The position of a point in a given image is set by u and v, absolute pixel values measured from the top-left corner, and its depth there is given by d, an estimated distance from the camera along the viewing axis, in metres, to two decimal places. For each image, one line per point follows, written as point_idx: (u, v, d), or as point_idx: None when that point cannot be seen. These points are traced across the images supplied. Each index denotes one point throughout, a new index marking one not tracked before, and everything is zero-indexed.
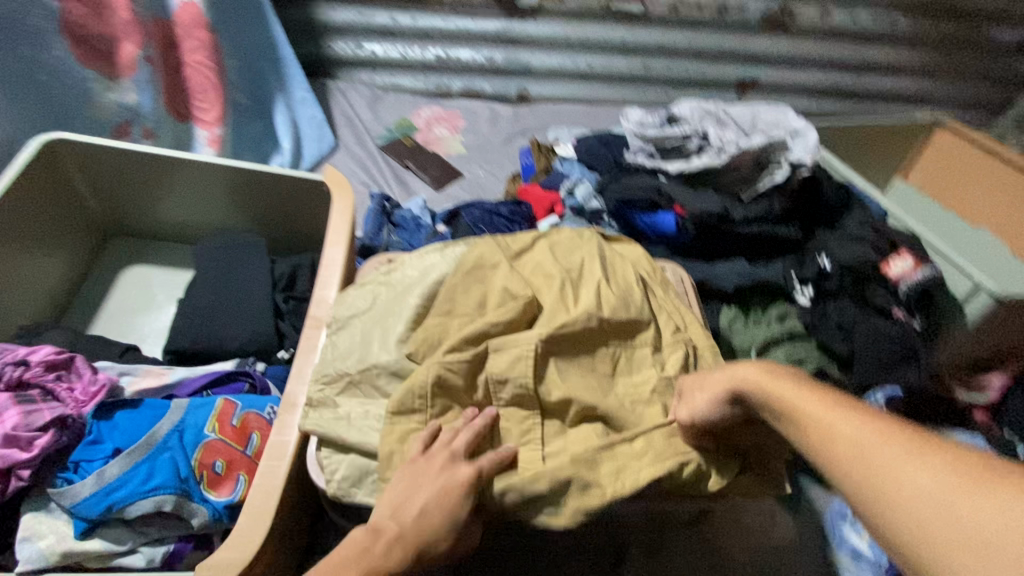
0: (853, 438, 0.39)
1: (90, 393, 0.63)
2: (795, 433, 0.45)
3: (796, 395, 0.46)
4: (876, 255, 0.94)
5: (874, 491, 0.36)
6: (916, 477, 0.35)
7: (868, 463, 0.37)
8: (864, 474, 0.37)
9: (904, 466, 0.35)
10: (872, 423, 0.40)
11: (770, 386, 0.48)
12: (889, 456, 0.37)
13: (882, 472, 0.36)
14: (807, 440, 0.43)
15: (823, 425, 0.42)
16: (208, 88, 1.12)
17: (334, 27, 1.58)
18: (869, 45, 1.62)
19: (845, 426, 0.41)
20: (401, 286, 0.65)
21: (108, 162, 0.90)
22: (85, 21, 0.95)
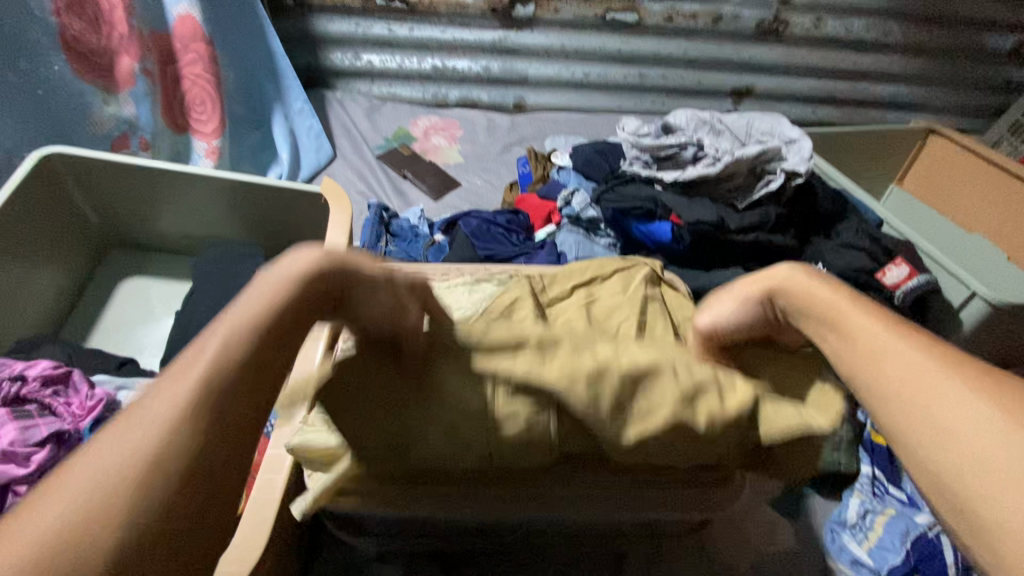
0: (901, 370, 0.35)
1: (87, 407, 0.62)
2: (831, 344, 0.41)
3: (824, 297, 0.43)
4: (872, 262, 0.95)
5: (923, 420, 0.33)
6: (969, 422, 0.31)
7: (920, 394, 0.34)
8: (905, 400, 0.34)
9: (956, 406, 0.32)
10: (931, 352, 0.36)
11: (810, 295, 0.44)
12: (941, 393, 0.33)
13: (934, 406, 0.33)
14: (845, 362, 0.39)
15: (868, 345, 0.38)
16: (206, 100, 1.13)
17: (332, 38, 1.59)
18: (862, 53, 1.63)
19: (898, 352, 0.36)
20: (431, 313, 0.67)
21: (107, 176, 0.90)
22: (83, 35, 0.94)
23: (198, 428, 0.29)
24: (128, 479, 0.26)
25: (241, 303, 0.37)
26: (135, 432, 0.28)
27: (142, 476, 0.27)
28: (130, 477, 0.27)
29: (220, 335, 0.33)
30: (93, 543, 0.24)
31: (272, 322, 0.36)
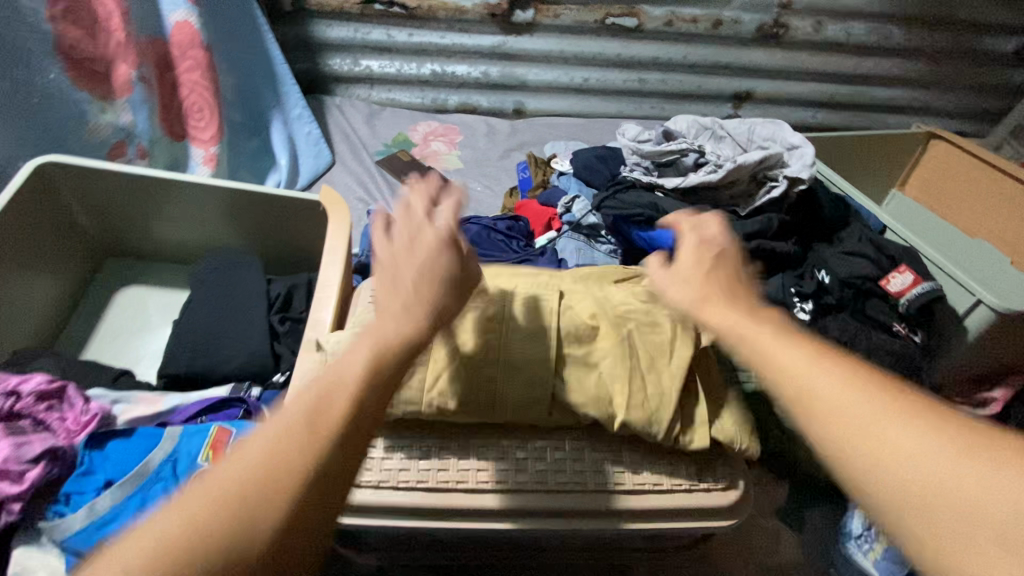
0: (847, 406, 0.36)
1: (82, 422, 0.62)
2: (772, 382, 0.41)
3: (737, 317, 0.47)
4: (876, 270, 0.94)
5: (881, 458, 0.33)
6: (921, 456, 0.32)
7: (872, 431, 0.34)
8: (857, 438, 0.34)
9: (909, 440, 0.33)
10: (869, 385, 0.37)
11: (747, 332, 0.45)
12: (894, 427, 0.34)
13: (887, 443, 0.33)
14: (794, 396, 0.39)
15: (812, 383, 0.38)
16: (204, 106, 1.12)
17: (331, 44, 1.59)
18: (862, 57, 1.63)
19: (838, 386, 0.37)
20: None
21: (103, 184, 0.90)
22: (79, 43, 0.94)
23: (287, 463, 0.35)
24: (226, 515, 0.32)
25: (359, 346, 0.43)
26: (243, 461, 0.34)
27: (234, 507, 0.32)
28: (223, 512, 0.32)
29: (336, 378, 0.40)
30: None
31: (369, 375, 0.41)
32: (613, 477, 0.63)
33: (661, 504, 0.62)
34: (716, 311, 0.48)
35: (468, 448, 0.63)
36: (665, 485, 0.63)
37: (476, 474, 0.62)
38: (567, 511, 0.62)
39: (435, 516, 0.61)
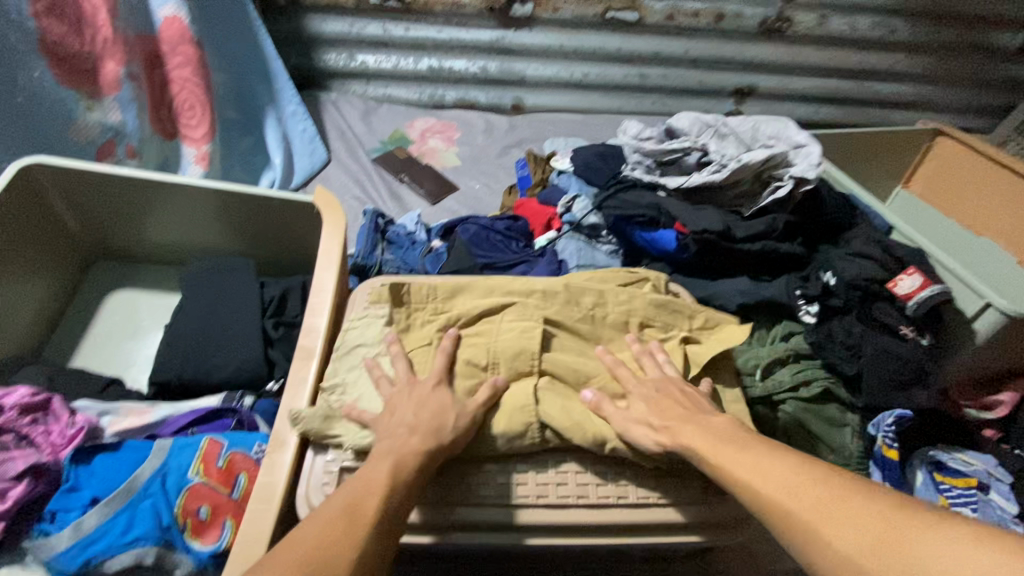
0: (794, 500, 0.48)
1: (68, 436, 0.59)
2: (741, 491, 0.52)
3: (698, 434, 0.57)
4: (884, 273, 0.92)
5: (822, 538, 0.44)
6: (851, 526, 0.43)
7: (809, 519, 0.46)
8: (805, 527, 0.46)
9: (845, 523, 0.44)
10: (805, 474, 0.49)
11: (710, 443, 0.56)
12: (829, 510, 0.45)
13: (824, 526, 0.45)
14: (759, 503, 0.50)
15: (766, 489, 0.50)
16: (195, 104, 1.10)
17: (326, 39, 1.56)
18: (866, 52, 1.60)
19: (787, 485, 0.49)
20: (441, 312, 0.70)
21: (91, 187, 0.87)
22: (64, 40, 0.91)
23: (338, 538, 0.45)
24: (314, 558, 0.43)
25: (382, 460, 0.54)
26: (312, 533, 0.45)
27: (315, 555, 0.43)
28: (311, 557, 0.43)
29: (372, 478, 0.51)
30: None
31: (393, 482, 0.51)
32: (611, 492, 0.61)
33: (661, 520, 0.61)
34: (677, 416, 0.59)
35: (466, 462, 0.62)
36: (664, 499, 0.62)
37: (474, 488, 0.60)
38: (565, 526, 0.60)
39: (431, 531, 0.59)
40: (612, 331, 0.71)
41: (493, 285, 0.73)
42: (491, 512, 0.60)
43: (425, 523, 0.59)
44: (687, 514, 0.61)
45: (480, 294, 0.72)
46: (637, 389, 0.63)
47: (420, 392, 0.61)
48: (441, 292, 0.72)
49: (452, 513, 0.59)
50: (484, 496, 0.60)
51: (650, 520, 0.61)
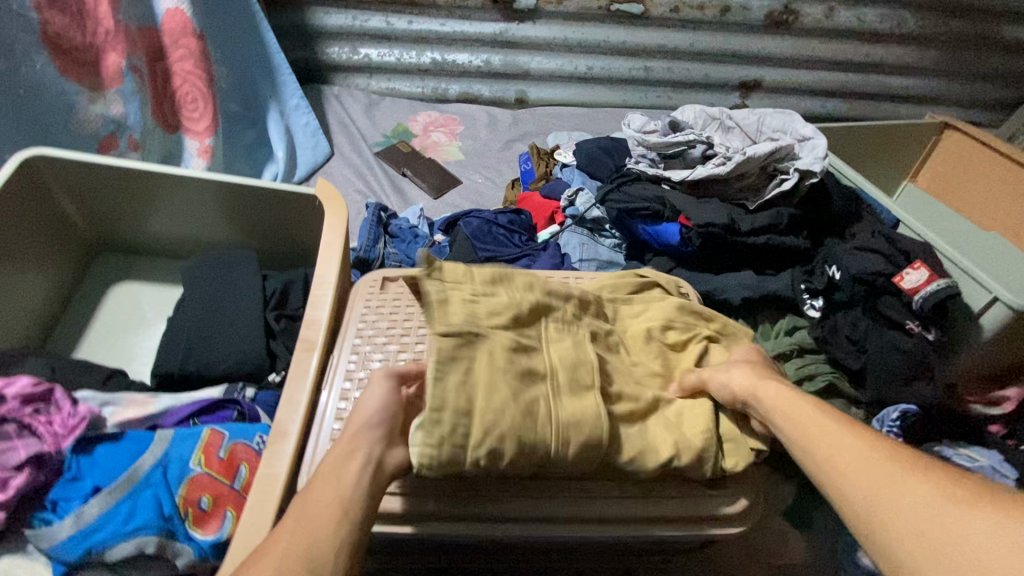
0: (855, 455, 0.50)
1: (70, 426, 0.60)
2: (800, 444, 0.55)
3: (779, 400, 0.58)
4: (890, 266, 0.91)
5: (886, 491, 0.46)
6: (912, 487, 0.46)
7: (874, 473, 0.48)
8: (866, 481, 0.48)
9: (908, 486, 0.46)
10: (872, 440, 0.51)
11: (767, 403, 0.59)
12: (893, 471, 0.48)
13: (887, 482, 0.47)
14: (815, 456, 0.53)
15: (825, 443, 0.52)
16: (198, 97, 1.09)
17: (329, 32, 1.55)
18: (874, 45, 1.58)
19: (850, 444, 0.51)
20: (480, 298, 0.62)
21: (94, 179, 0.87)
22: (66, 31, 0.91)
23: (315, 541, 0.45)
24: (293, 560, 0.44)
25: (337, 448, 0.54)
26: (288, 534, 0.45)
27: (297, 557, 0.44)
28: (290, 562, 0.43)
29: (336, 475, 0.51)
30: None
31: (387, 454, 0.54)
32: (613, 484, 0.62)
33: (665, 512, 0.61)
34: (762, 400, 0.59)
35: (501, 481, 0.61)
36: (667, 491, 0.62)
37: (498, 489, 0.60)
38: (567, 518, 0.60)
39: (428, 523, 0.59)
40: (634, 343, 0.71)
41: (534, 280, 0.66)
42: (495, 504, 0.59)
43: (427, 515, 0.59)
44: (690, 507, 0.61)
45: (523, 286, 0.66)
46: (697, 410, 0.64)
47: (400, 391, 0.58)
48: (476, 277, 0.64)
49: (454, 504, 0.59)
50: (489, 485, 0.60)
51: (652, 511, 0.61)
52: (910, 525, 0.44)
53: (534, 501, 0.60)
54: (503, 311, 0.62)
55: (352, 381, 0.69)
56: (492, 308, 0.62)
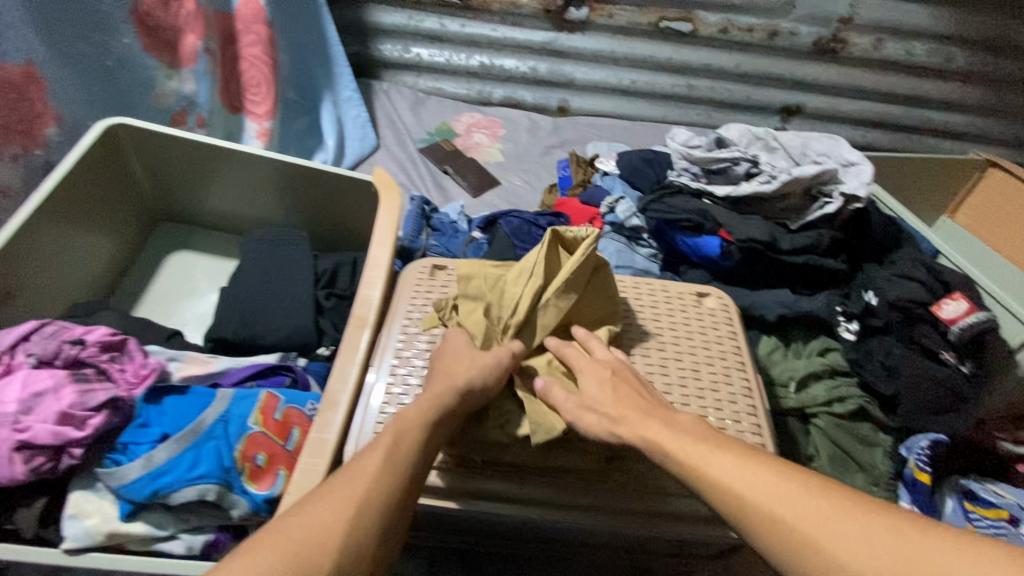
0: (786, 516, 0.45)
1: (141, 375, 0.64)
2: (724, 503, 0.49)
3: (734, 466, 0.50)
4: (928, 295, 0.92)
5: (819, 561, 0.43)
6: (844, 548, 0.42)
7: (805, 538, 0.44)
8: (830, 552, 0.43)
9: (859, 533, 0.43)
10: (812, 488, 0.47)
11: (687, 456, 0.53)
12: (828, 528, 0.43)
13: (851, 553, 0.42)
14: (751, 522, 0.47)
15: (752, 503, 0.47)
16: (262, 82, 1.15)
17: (384, 29, 1.61)
18: (919, 79, 1.59)
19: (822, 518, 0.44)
20: (489, 295, 0.69)
21: (165, 149, 0.92)
22: (154, 11, 0.93)
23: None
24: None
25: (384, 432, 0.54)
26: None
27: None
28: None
29: (382, 440, 0.53)
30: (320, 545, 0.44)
31: (426, 426, 0.56)
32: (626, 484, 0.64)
33: (676, 512, 0.63)
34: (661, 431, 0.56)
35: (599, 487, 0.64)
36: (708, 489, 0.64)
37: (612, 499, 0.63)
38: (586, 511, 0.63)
39: (468, 500, 0.63)
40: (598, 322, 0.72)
41: (525, 270, 0.68)
42: (547, 496, 0.63)
43: (459, 482, 0.63)
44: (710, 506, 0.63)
45: (521, 281, 0.68)
46: (599, 383, 0.63)
47: (455, 359, 0.64)
48: (488, 278, 0.69)
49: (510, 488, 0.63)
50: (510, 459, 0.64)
51: (694, 510, 0.63)
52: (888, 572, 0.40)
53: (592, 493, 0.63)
54: (491, 304, 0.68)
55: (400, 359, 0.72)
56: (504, 306, 0.68)
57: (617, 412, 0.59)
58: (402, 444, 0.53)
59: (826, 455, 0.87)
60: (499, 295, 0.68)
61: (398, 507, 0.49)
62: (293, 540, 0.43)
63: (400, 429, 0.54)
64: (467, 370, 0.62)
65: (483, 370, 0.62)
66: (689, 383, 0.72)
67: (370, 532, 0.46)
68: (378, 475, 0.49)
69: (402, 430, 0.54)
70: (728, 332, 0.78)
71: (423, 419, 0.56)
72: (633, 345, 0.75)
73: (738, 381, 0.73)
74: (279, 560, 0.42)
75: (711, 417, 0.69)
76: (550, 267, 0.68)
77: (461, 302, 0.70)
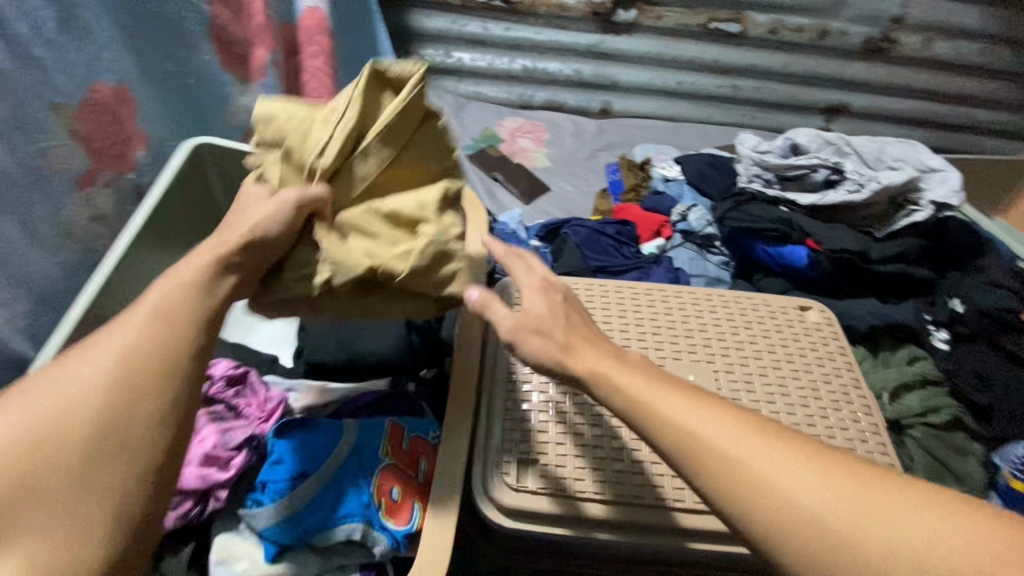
0: (740, 454, 0.42)
1: (268, 411, 0.64)
2: (676, 445, 0.43)
3: (666, 400, 0.46)
4: (1019, 304, 0.94)
5: (769, 499, 0.39)
6: (796, 485, 0.39)
7: (755, 478, 0.40)
8: (765, 485, 0.40)
9: (798, 470, 0.40)
10: (758, 427, 0.43)
11: (632, 390, 0.47)
12: (775, 464, 0.41)
13: (783, 487, 0.40)
14: (687, 456, 0.43)
15: (708, 442, 0.43)
16: (323, 93, 1.12)
17: (426, 34, 1.58)
18: (967, 77, 1.58)
19: (761, 457, 0.41)
20: (294, 135, 0.56)
21: (244, 167, 0.89)
22: (229, 26, 0.89)
23: (70, 484, 0.36)
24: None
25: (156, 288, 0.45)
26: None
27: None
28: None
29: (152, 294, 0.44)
30: (70, 426, 0.38)
31: (207, 281, 0.47)
32: (630, 491, 0.62)
33: (654, 522, 0.62)
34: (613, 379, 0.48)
35: None
36: None
37: None
38: (567, 517, 0.62)
39: (603, 528, 0.62)
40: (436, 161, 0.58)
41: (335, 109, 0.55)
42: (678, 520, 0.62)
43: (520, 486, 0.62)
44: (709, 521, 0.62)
45: (329, 123, 0.55)
46: (545, 302, 0.54)
47: (255, 208, 0.53)
48: (291, 116, 0.57)
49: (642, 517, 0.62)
50: (331, 308, 0.59)
51: None
52: (817, 505, 0.38)
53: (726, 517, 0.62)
54: (295, 149, 0.56)
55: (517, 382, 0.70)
56: (307, 148, 0.55)
57: (567, 339, 0.51)
58: (175, 298, 0.44)
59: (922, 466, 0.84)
60: (301, 136, 0.56)
61: (184, 368, 0.43)
62: (51, 404, 0.38)
63: (178, 285, 0.45)
64: (258, 213, 0.51)
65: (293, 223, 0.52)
66: (811, 402, 0.71)
67: (151, 400, 0.40)
68: (151, 334, 0.42)
69: (184, 284, 0.45)
70: (837, 348, 0.78)
71: (202, 271, 0.47)
72: (749, 365, 0.74)
73: (857, 400, 0.72)
74: (27, 428, 0.37)
75: (838, 438, 0.68)
76: (367, 104, 0.55)
77: (270, 153, 0.58)
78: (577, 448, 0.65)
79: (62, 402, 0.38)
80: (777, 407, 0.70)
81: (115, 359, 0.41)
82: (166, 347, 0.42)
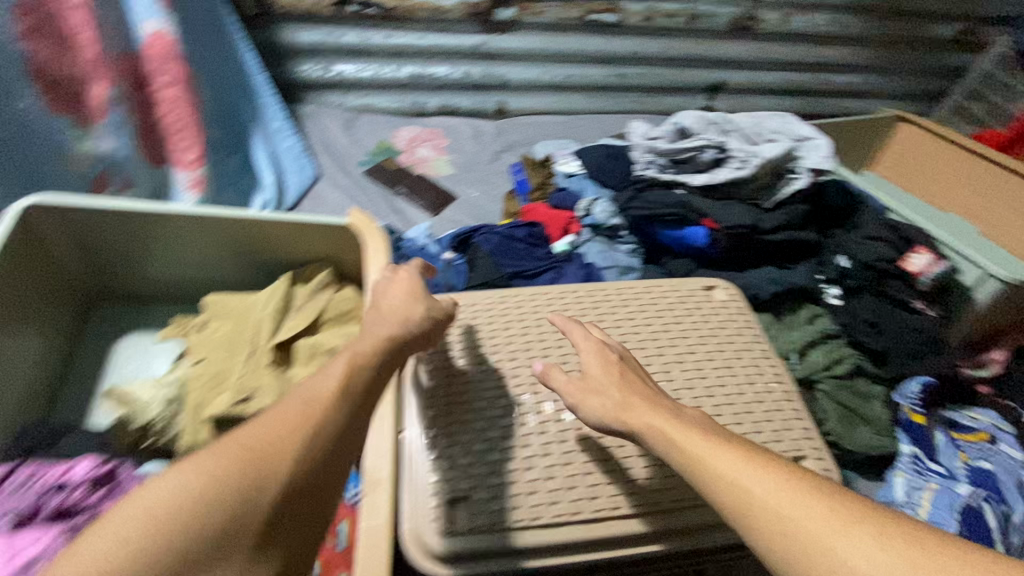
0: (790, 512, 0.42)
1: None
2: (723, 495, 0.46)
3: (709, 451, 0.49)
4: (897, 252, 1.00)
5: (824, 564, 0.38)
6: (844, 541, 0.38)
7: (802, 536, 0.40)
8: (810, 544, 0.39)
9: (853, 533, 0.38)
10: (808, 489, 0.43)
11: (687, 447, 0.50)
12: (825, 527, 0.40)
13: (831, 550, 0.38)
14: (730, 506, 0.45)
15: (755, 493, 0.44)
16: (184, 127, 0.99)
17: (300, 49, 1.48)
18: (824, 45, 1.71)
19: (813, 516, 0.41)
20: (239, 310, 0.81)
21: (94, 227, 0.79)
22: (49, 65, 0.82)
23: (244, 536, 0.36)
24: (136, 560, 0.32)
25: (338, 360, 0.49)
26: (181, 489, 0.36)
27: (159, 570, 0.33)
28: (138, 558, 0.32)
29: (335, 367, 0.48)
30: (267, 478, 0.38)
31: (369, 364, 0.50)
32: (569, 507, 0.61)
33: (603, 535, 0.61)
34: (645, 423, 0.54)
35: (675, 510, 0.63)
36: None
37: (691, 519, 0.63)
38: (520, 549, 0.59)
39: (548, 551, 0.60)
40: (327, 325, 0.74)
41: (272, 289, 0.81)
42: (624, 530, 0.61)
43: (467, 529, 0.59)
44: (644, 524, 0.62)
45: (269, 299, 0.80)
46: (602, 365, 0.61)
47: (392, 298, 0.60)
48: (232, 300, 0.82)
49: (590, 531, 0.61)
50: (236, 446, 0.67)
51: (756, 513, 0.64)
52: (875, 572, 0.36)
53: (667, 517, 0.63)
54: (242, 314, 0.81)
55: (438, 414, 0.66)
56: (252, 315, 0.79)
57: (621, 396, 0.57)
58: (358, 374, 0.48)
59: (834, 417, 0.90)
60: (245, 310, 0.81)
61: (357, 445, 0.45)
62: (238, 446, 0.39)
63: (359, 358, 0.50)
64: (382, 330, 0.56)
65: (406, 324, 0.57)
66: (728, 381, 0.73)
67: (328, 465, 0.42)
68: (336, 406, 0.45)
69: (352, 366, 0.49)
70: (745, 322, 0.80)
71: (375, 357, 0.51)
72: (666, 354, 0.74)
73: (768, 370, 0.75)
74: (232, 467, 0.38)
75: (758, 411, 0.71)
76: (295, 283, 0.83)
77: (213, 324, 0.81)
78: (512, 473, 0.62)
79: (267, 449, 0.40)
80: (698, 393, 0.71)
81: (304, 420, 0.42)
82: (345, 424, 0.44)
